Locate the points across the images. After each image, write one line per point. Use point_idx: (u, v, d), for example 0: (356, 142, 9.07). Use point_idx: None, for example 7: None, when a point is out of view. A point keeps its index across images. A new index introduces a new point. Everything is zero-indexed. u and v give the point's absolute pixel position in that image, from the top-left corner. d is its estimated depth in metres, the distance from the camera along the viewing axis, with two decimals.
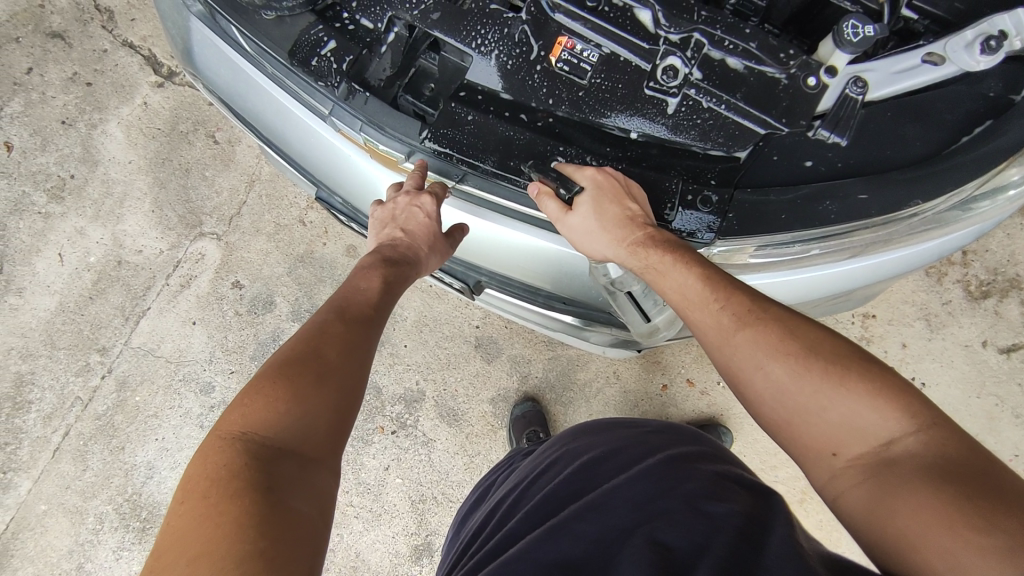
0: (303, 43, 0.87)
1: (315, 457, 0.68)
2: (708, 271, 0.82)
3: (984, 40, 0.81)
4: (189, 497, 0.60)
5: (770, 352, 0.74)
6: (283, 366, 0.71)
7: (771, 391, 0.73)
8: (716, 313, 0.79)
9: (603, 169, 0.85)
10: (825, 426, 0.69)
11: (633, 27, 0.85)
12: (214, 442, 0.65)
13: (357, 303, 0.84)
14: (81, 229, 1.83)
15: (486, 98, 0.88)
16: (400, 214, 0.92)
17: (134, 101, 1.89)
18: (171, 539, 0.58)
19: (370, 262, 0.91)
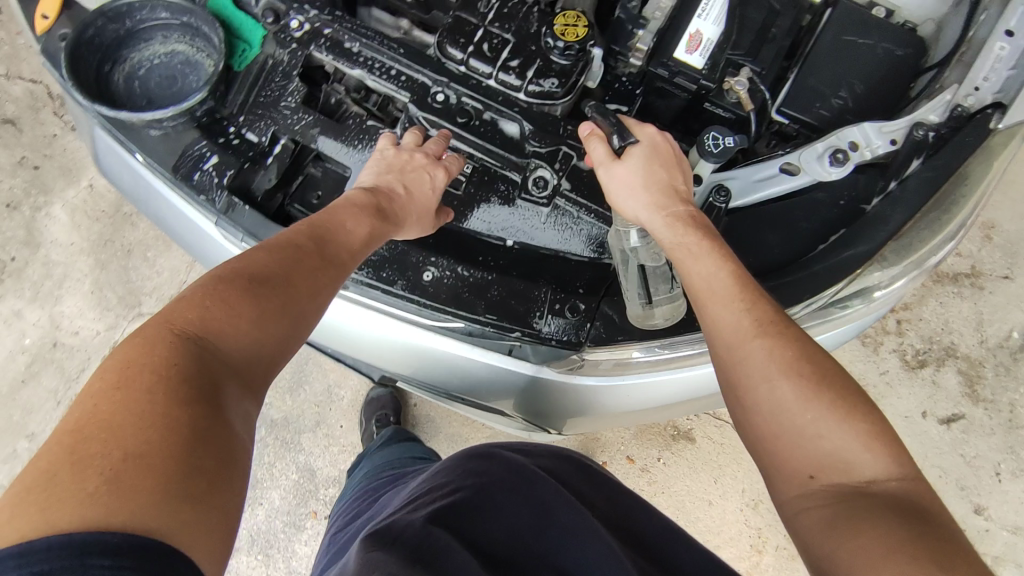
0: (187, 158, 0.90)
1: (258, 387, 0.61)
2: (737, 271, 0.75)
3: (833, 153, 0.86)
4: (125, 387, 0.52)
5: (785, 366, 0.66)
6: (255, 277, 0.64)
7: (772, 403, 0.66)
8: (739, 313, 0.70)
9: (664, 135, 0.86)
10: (816, 450, 0.64)
11: (502, 141, 0.89)
12: (163, 333, 0.57)
13: (337, 237, 0.74)
14: (18, 312, 1.83)
15: None
16: (409, 169, 0.83)
17: (81, 185, 1.93)
18: (89, 428, 0.50)
19: (364, 202, 0.79)
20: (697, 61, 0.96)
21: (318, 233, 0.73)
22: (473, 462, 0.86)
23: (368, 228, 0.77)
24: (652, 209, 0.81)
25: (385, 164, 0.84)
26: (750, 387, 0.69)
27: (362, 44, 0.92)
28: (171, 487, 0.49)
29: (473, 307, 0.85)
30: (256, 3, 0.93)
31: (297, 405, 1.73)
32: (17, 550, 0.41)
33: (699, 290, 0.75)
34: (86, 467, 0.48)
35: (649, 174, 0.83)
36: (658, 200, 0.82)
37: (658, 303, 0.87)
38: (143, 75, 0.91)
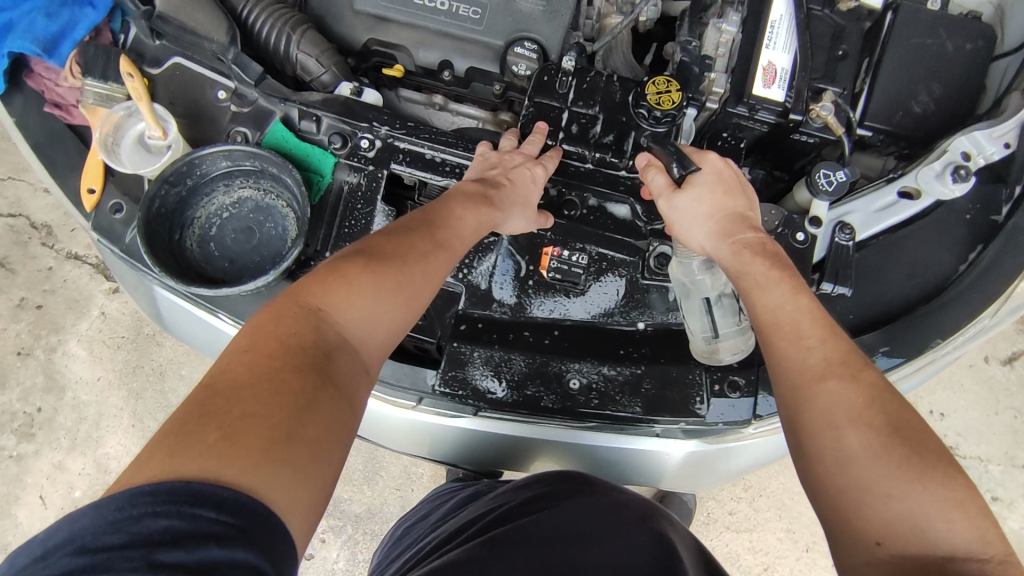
0: None
1: (370, 367, 0.63)
2: (815, 304, 0.68)
3: (954, 169, 0.83)
4: (257, 349, 0.56)
5: (853, 414, 0.59)
6: (372, 258, 0.65)
7: (839, 457, 0.58)
8: (807, 350, 0.64)
9: (726, 162, 0.81)
10: (886, 513, 0.55)
11: (615, 227, 0.85)
12: (292, 305, 0.60)
13: (450, 222, 0.74)
14: (59, 463, 1.65)
15: (487, 324, 0.86)
16: (512, 165, 0.82)
17: (92, 314, 1.73)
18: (221, 386, 0.53)
19: (472, 190, 0.78)
20: (778, 94, 0.93)
21: (431, 218, 0.73)
22: (569, 488, 0.81)
23: (478, 219, 0.76)
24: (716, 237, 0.77)
25: (480, 163, 0.83)
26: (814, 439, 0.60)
27: (443, 152, 0.86)
28: (281, 455, 0.51)
29: (629, 406, 0.82)
30: (319, 129, 0.86)
31: (378, 493, 1.55)
32: (147, 489, 0.46)
33: (771, 325, 0.68)
34: (212, 416, 0.51)
35: (713, 204, 0.78)
36: (721, 226, 0.77)
37: (724, 338, 0.82)
38: (217, 234, 0.84)
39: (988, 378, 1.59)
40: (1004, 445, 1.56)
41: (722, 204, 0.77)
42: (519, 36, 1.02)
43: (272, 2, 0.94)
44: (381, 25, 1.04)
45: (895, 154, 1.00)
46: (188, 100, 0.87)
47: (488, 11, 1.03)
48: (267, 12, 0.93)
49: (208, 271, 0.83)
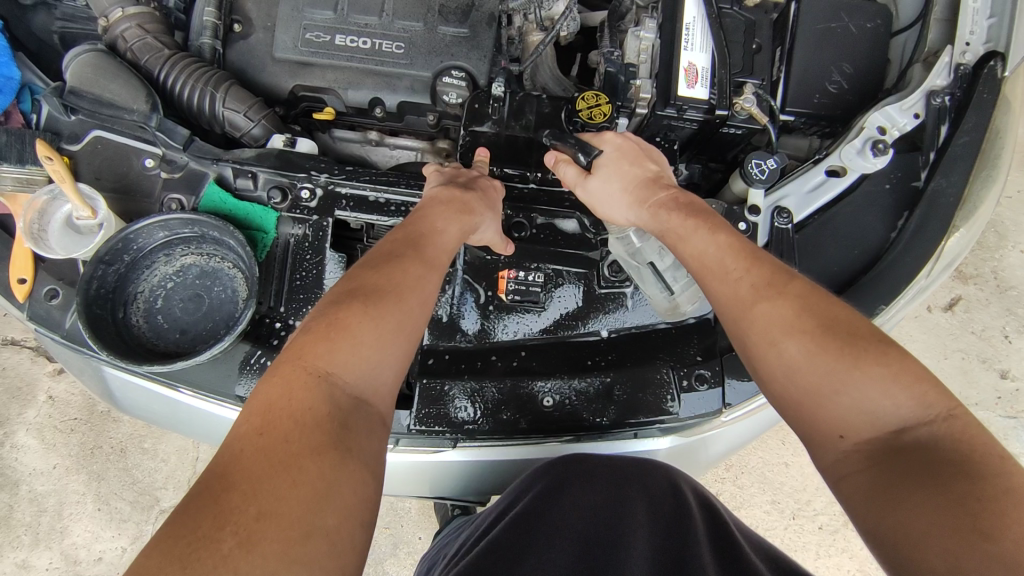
0: (251, 376, 0.82)
1: (381, 418, 0.61)
2: (734, 239, 0.71)
3: (873, 144, 0.88)
4: (270, 431, 0.54)
5: (787, 326, 0.63)
6: (369, 302, 0.64)
7: (787, 371, 0.62)
8: (736, 280, 0.68)
9: (624, 135, 0.84)
10: (834, 409, 0.59)
11: (566, 242, 0.86)
12: (298, 373, 0.58)
13: (432, 239, 0.75)
14: (22, 562, 1.53)
15: (453, 355, 0.84)
16: (476, 180, 0.84)
17: (38, 401, 1.62)
18: (234, 476, 0.51)
19: (449, 197, 0.79)
20: (701, 92, 0.96)
21: (413, 238, 0.74)
22: (572, 473, 0.81)
23: (460, 231, 0.77)
24: (637, 208, 0.80)
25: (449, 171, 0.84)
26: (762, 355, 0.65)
27: (386, 192, 0.85)
28: (298, 554, 0.48)
29: (606, 415, 0.82)
30: (256, 186, 0.85)
31: None
32: None
33: (703, 268, 0.72)
34: (226, 518, 0.48)
35: (623, 176, 0.82)
36: (639, 196, 0.80)
37: (680, 292, 0.86)
38: (163, 306, 0.81)
39: (933, 325, 1.68)
40: (958, 385, 1.64)
41: (630, 174, 0.81)
42: (445, 66, 1.04)
43: (191, 61, 0.93)
44: (305, 70, 1.04)
45: (818, 133, 1.06)
46: (116, 174, 0.85)
47: (411, 44, 1.04)
48: (187, 72, 0.92)
49: (159, 345, 0.80)
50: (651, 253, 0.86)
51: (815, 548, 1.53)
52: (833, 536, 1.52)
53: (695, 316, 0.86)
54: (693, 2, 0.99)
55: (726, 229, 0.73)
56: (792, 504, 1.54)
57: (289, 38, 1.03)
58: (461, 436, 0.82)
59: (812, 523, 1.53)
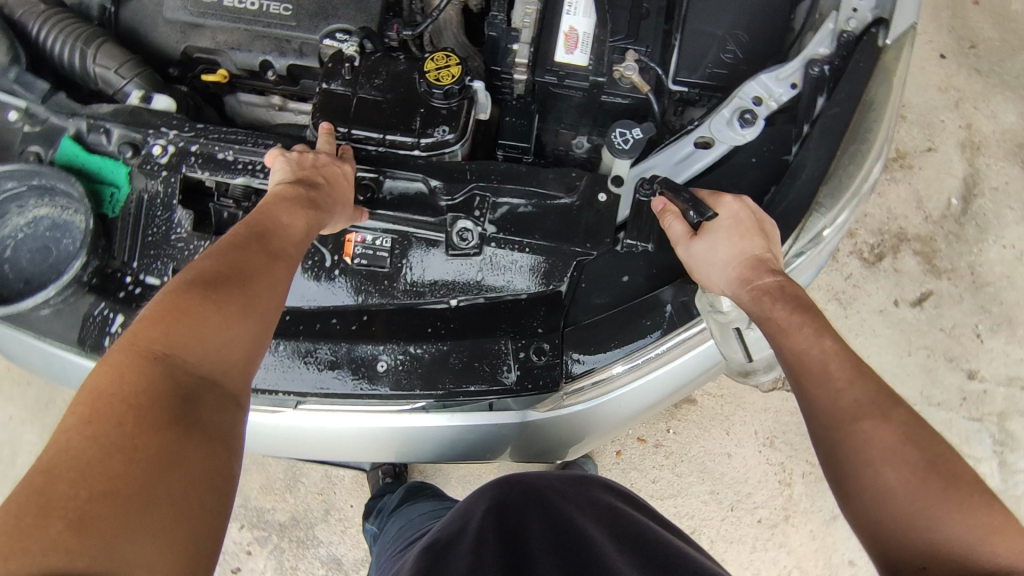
0: (91, 328, 0.83)
1: (238, 399, 0.57)
2: (838, 342, 0.65)
3: (740, 114, 0.85)
4: (102, 413, 0.49)
5: (891, 450, 0.57)
6: (213, 282, 0.59)
7: (881, 492, 0.56)
8: (842, 389, 0.61)
9: (743, 203, 0.78)
10: (924, 544, 0.54)
11: (413, 206, 0.84)
12: (132, 357, 0.53)
13: (282, 230, 0.69)
14: None
15: (296, 317, 0.84)
16: (319, 164, 0.78)
17: None
18: (61, 462, 0.46)
19: (296, 194, 0.73)
20: (581, 58, 0.93)
21: (261, 229, 0.67)
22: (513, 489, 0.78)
23: (308, 221, 0.72)
24: (734, 284, 0.74)
25: (296, 163, 0.78)
26: (853, 472, 0.58)
27: (234, 149, 0.85)
28: (145, 523, 0.46)
29: (440, 383, 0.81)
30: (110, 141, 0.86)
31: (301, 500, 1.69)
32: None
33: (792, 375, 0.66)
34: (57, 501, 0.44)
35: (732, 249, 0.76)
36: (741, 273, 0.74)
37: (761, 366, 0.85)
38: (11, 255, 0.83)
39: (898, 321, 1.56)
40: (920, 384, 1.52)
41: (744, 249, 0.75)
42: (331, 29, 1.03)
43: (65, 18, 0.95)
44: (196, 31, 1.05)
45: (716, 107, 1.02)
46: None
47: (299, 7, 1.04)
48: (58, 29, 0.94)
49: (2, 292, 0.81)
50: (739, 323, 0.82)
51: (751, 542, 1.44)
52: (771, 531, 1.43)
53: (550, 286, 0.83)
54: None
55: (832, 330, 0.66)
56: (730, 495, 1.46)
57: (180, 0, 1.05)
58: (293, 393, 0.82)
59: (750, 516, 1.44)
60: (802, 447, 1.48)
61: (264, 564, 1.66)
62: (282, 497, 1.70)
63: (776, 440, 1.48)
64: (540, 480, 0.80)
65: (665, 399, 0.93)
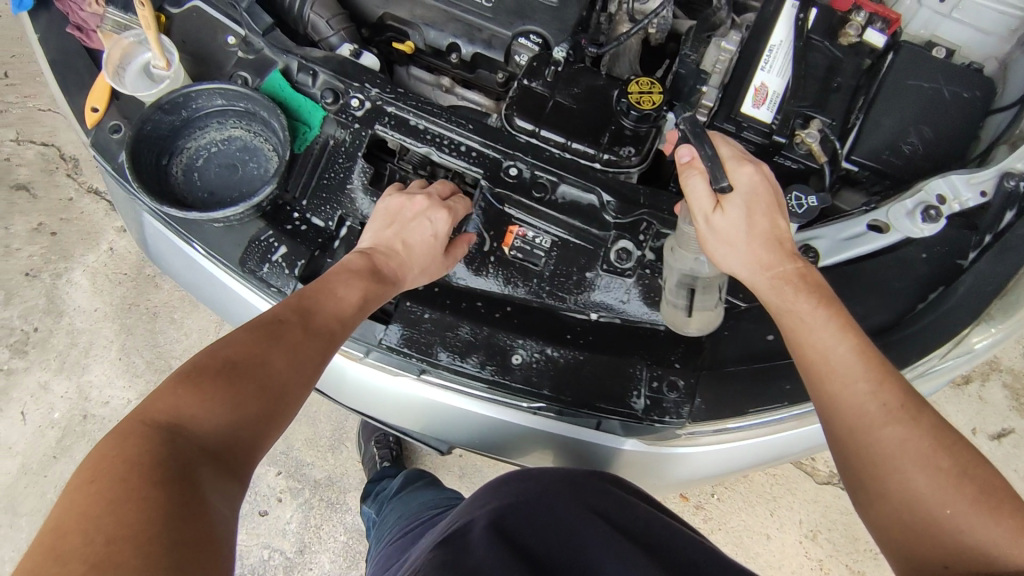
0: (253, 250, 0.87)
1: (243, 477, 0.58)
2: (862, 339, 0.66)
3: (924, 208, 0.84)
4: (102, 477, 0.50)
5: (920, 456, 0.60)
6: (236, 363, 0.61)
7: (906, 496, 0.60)
8: (865, 394, 0.63)
9: (764, 172, 0.73)
10: (956, 548, 0.58)
11: (580, 215, 0.86)
12: (133, 425, 0.55)
13: (325, 305, 0.71)
14: (45, 384, 1.77)
15: (444, 290, 0.86)
16: (409, 218, 0.81)
17: (100, 248, 1.89)
18: (69, 522, 0.48)
19: (361, 265, 0.77)
20: (766, 115, 0.95)
21: (305, 306, 0.70)
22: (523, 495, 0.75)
23: (363, 295, 0.75)
24: (755, 267, 0.72)
25: (383, 215, 0.82)
26: (875, 473, 0.62)
27: (427, 119, 0.88)
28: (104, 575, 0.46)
29: (568, 390, 0.82)
30: (314, 83, 0.90)
31: (340, 463, 1.74)
32: None
33: (812, 373, 0.66)
34: (70, 557, 0.46)
35: (750, 228, 0.72)
36: (768, 256, 0.72)
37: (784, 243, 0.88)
38: (201, 165, 0.88)
39: None
40: None
41: (763, 227, 0.72)
42: (524, 29, 1.06)
43: None
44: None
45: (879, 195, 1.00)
46: (200, 40, 0.93)
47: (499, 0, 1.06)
48: None
49: (186, 198, 0.86)
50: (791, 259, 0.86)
51: None
52: None
53: None
54: (786, 27, 0.97)
55: (851, 326, 0.67)
56: None
57: None
58: (427, 364, 0.83)
59: None
60: (849, 550, 1.44)
61: (290, 515, 1.69)
62: (323, 454, 1.74)
63: (822, 536, 1.44)
64: (572, 473, 0.77)
65: (750, 468, 0.94)
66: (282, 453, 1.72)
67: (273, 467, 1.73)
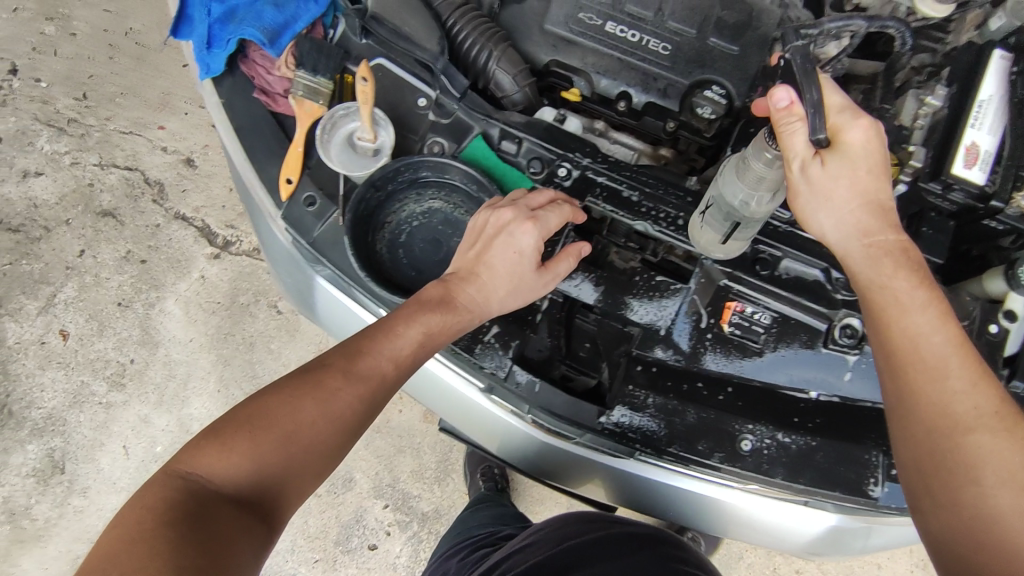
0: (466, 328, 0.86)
1: (266, 519, 0.66)
2: (963, 336, 0.68)
3: None
4: (125, 523, 0.60)
5: (1002, 470, 0.63)
6: (259, 416, 0.68)
7: (990, 510, 0.63)
8: (956, 394, 0.66)
9: (879, 133, 0.71)
10: (1018, 568, 0.61)
11: (803, 290, 0.83)
12: (161, 477, 0.65)
13: (390, 343, 0.74)
14: (145, 417, 1.75)
15: (660, 369, 0.85)
16: (498, 231, 0.79)
17: (191, 277, 1.85)
18: (91, 563, 0.57)
19: (427, 300, 0.77)
20: (977, 177, 0.88)
21: (357, 347, 0.74)
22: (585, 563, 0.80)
23: (423, 335, 0.76)
24: (854, 233, 0.72)
25: (469, 234, 0.81)
26: (957, 479, 0.65)
27: (641, 191, 0.85)
28: None
29: (801, 477, 0.80)
30: (518, 151, 0.86)
31: (447, 494, 1.75)
32: None
33: (903, 367, 0.69)
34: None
35: (851, 184, 0.71)
36: (871, 223, 0.71)
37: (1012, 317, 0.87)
38: (405, 241, 0.85)
39: None
40: None
41: (870, 187, 0.71)
42: (706, 79, 1.00)
43: (475, 15, 0.95)
44: (569, 47, 1.04)
45: None
46: (390, 103, 0.88)
47: (679, 49, 1.01)
48: (471, 26, 0.94)
49: (396, 278, 0.84)
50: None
51: None
52: None
53: None
54: (996, 77, 0.90)
55: (953, 321, 0.69)
56: None
57: (563, 13, 1.03)
58: (653, 450, 0.82)
59: None
60: None
61: (400, 549, 1.70)
62: (429, 486, 1.75)
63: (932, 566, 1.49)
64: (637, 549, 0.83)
65: None
66: (389, 485, 1.73)
67: (381, 499, 1.73)
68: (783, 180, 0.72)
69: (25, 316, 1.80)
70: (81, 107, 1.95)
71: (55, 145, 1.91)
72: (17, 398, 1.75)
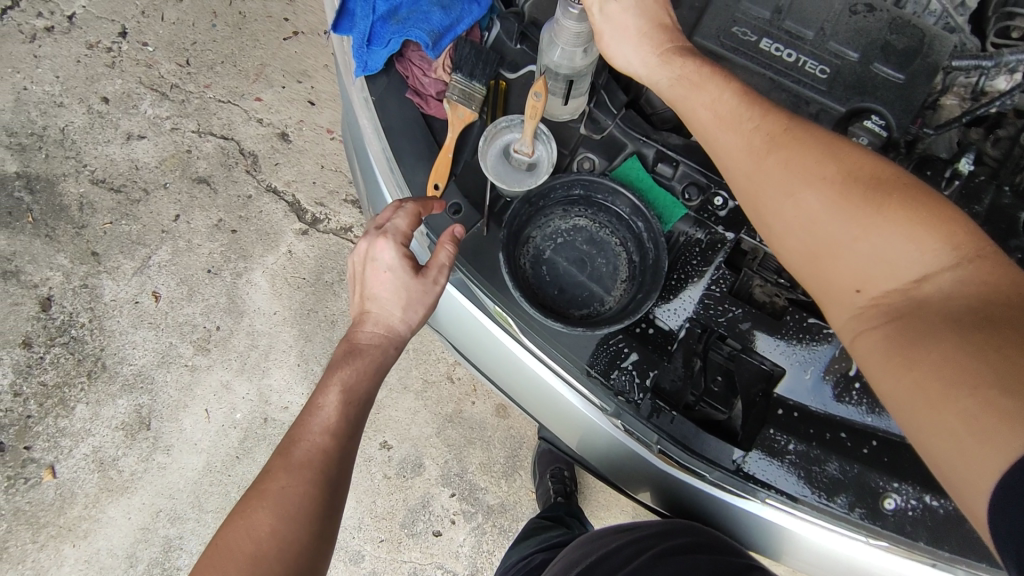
0: (603, 354, 0.84)
1: None
2: (788, 122, 0.75)
3: None
4: None
5: (824, 204, 0.70)
6: (218, 552, 0.70)
7: (847, 241, 0.69)
8: (767, 158, 0.74)
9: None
10: (882, 281, 0.67)
11: None
12: None
13: (302, 437, 0.78)
14: (227, 383, 1.79)
15: (803, 415, 0.82)
16: (365, 268, 0.83)
17: (279, 250, 1.88)
18: None
19: (369, 342, 0.84)
20: None
21: (282, 446, 0.77)
22: None
23: (341, 394, 0.81)
24: (714, 87, 0.78)
25: (352, 280, 0.86)
26: (824, 249, 0.71)
27: None
28: None
29: (946, 542, 0.78)
30: (673, 175, 0.89)
31: (513, 490, 1.76)
32: None
33: (748, 193, 0.77)
34: None
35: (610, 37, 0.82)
36: (690, 71, 0.80)
37: None
38: (550, 256, 0.86)
39: None
40: None
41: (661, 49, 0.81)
42: (863, 107, 0.95)
43: None
44: (716, 62, 0.99)
45: None
46: None
47: (839, 74, 0.96)
48: None
49: (540, 294, 0.85)
50: None
51: None
52: None
53: None
54: None
55: (761, 122, 0.75)
56: None
57: (715, 26, 0.98)
58: (786, 497, 0.81)
59: None
60: None
61: (464, 538, 1.72)
62: (497, 479, 1.76)
63: None
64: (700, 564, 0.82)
65: None
66: (458, 475, 1.74)
67: (449, 487, 1.74)
68: (588, 28, 0.82)
69: (120, 275, 1.85)
70: (183, 73, 1.98)
71: (157, 109, 1.95)
72: (108, 353, 1.81)
